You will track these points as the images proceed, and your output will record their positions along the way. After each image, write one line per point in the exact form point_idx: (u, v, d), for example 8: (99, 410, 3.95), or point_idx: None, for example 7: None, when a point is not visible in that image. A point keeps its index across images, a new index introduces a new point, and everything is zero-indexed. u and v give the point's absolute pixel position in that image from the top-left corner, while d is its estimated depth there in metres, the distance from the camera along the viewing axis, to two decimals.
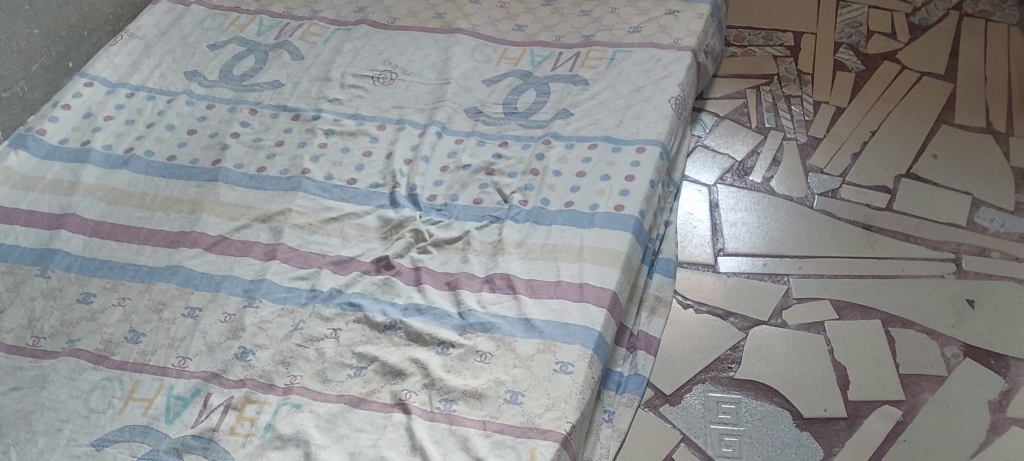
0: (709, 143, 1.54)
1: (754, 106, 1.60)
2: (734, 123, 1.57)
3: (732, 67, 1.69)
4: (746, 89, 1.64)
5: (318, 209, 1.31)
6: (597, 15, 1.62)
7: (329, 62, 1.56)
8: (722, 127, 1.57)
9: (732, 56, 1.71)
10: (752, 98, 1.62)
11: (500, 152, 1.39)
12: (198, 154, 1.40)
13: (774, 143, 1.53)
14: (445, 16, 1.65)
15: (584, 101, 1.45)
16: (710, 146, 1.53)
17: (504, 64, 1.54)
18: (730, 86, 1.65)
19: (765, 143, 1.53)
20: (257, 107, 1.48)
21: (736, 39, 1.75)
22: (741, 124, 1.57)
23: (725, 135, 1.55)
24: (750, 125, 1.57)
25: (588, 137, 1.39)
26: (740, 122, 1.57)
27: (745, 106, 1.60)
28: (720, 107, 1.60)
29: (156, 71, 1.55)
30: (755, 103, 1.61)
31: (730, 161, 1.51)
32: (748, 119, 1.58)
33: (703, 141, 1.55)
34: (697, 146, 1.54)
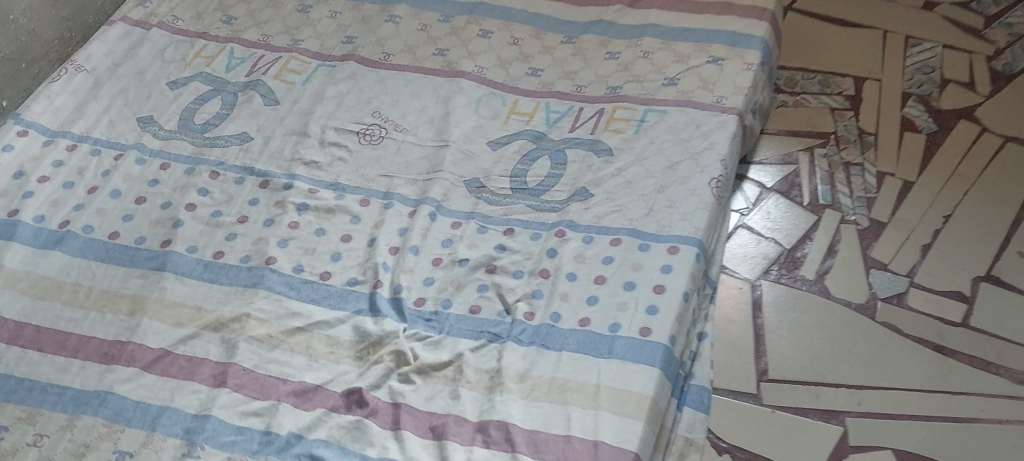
0: (751, 223, 1.32)
1: (807, 176, 1.37)
2: (781, 198, 1.35)
3: (782, 121, 1.45)
4: (798, 152, 1.41)
5: (282, 315, 1.10)
6: (625, 60, 1.38)
7: (307, 111, 1.33)
8: (768, 201, 1.34)
9: (783, 106, 1.47)
10: (805, 166, 1.38)
11: (504, 242, 1.17)
12: (145, 232, 1.19)
13: (827, 227, 1.30)
14: (447, 54, 1.41)
15: (607, 179, 1.23)
16: (755, 229, 1.31)
17: (513, 120, 1.31)
18: (777, 147, 1.42)
19: (820, 226, 1.31)
20: (219, 169, 1.26)
21: (787, 84, 1.51)
22: (792, 200, 1.34)
23: (771, 213, 1.33)
24: (801, 201, 1.35)
25: (611, 229, 1.16)
26: (790, 197, 1.35)
27: (796, 175, 1.37)
28: (767, 175, 1.38)
29: (104, 117, 1.32)
30: (808, 171, 1.38)
31: (778, 249, 1.28)
32: (799, 195, 1.35)
33: (744, 220, 1.33)
34: (739, 226, 1.32)
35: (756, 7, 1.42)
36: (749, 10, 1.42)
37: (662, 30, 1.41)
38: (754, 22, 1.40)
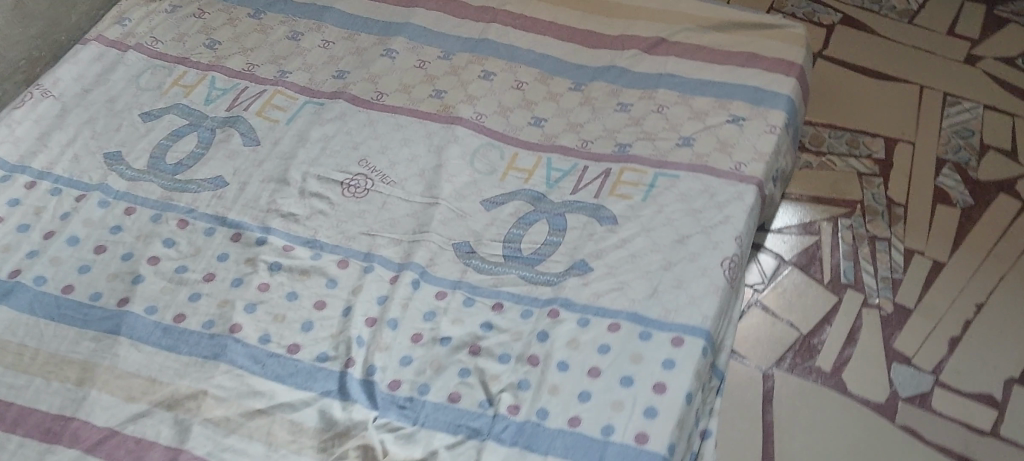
0: (766, 301, 1.21)
1: (828, 251, 1.26)
2: (798, 274, 1.24)
3: (804, 184, 1.35)
4: (821, 221, 1.30)
5: (243, 393, 1.00)
6: (636, 113, 1.27)
7: (289, 154, 1.23)
8: (785, 277, 1.24)
9: (806, 168, 1.37)
10: (827, 237, 1.28)
11: (492, 320, 1.06)
12: (102, 287, 1.10)
13: (847, 311, 1.20)
14: (445, 96, 1.30)
15: (609, 250, 1.11)
16: (770, 308, 1.20)
17: (510, 177, 1.20)
18: (797, 214, 1.31)
19: (841, 310, 1.20)
20: (188, 217, 1.16)
21: (813, 143, 1.41)
22: (810, 277, 1.23)
23: (787, 291, 1.22)
24: (821, 279, 1.24)
25: (610, 311, 1.05)
26: (809, 274, 1.24)
27: (817, 248, 1.27)
28: (786, 246, 1.27)
29: (69, 150, 1.22)
30: (831, 244, 1.27)
31: (794, 335, 1.18)
32: (819, 272, 1.24)
33: (759, 296, 1.22)
34: (753, 303, 1.21)
35: (783, 61, 1.31)
36: (775, 64, 1.31)
37: (678, 82, 1.30)
38: (780, 78, 1.29)
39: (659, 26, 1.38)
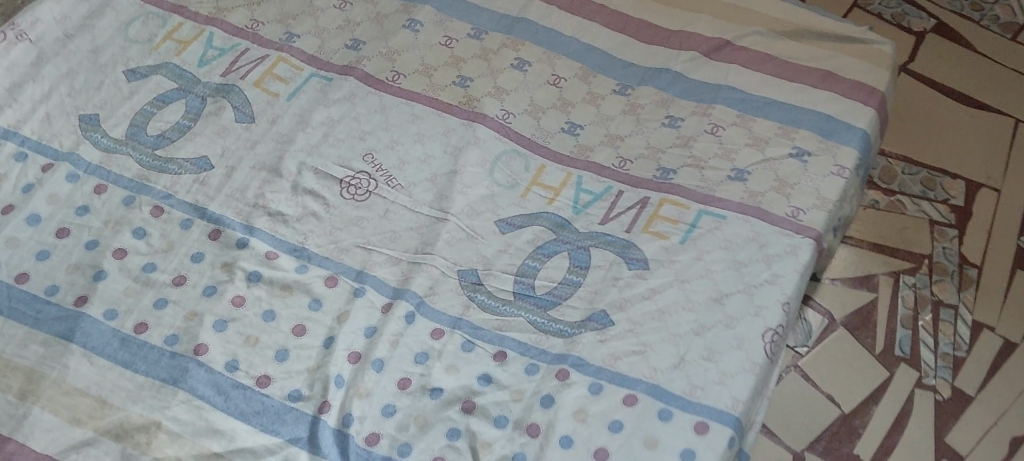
0: (807, 367, 1.16)
1: (884, 313, 1.21)
2: (848, 338, 1.19)
3: (870, 227, 1.29)
4: (881, 276, 1.24)
5: (201, 430, 0.89)
6: (687, 131, 1.10)
7: (286, 138, 1.08)
8: (832, 343, 1.18)
9: (873, 206, 1.31)
10: (885, 296, 1.22)
11: (492, 372, 0.93)
12: (60, 280, 0.97)
13: (898, 389, 1.14)
14: (470, 85, 1.14)
15: (635, 301, 0.97)
16: (810, 376, 1.15)
17: (533, 194, 1.05)
18: (855, 268, 1.25)
19: (890, 390, 1.14)
20: (165, 204, 1.03)
21: (884, 178, 1.35)
22: (861, 344, 1.18)
23: (833, 360, 1.17)
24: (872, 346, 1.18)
25: (627, 379, 0.92)
26: (860, 339, 1.18)
27: (871, 309, 1.21)
28: (839, 305, 1.21)
29: (41, 108, 1.08)
30: (889, 307, 1.22)
31: (835, 412, 1.13)
32: (871, 339, 1.19)
33: (800, 360, 1.17)
34: (792, 367, 1.16)
35: (864, 85, 1.13)
36: (853, 89, 1.13)
37: (739, 98, 1.13)
38: (858, 106, 1.11)
39: (726, 24, 1.20)
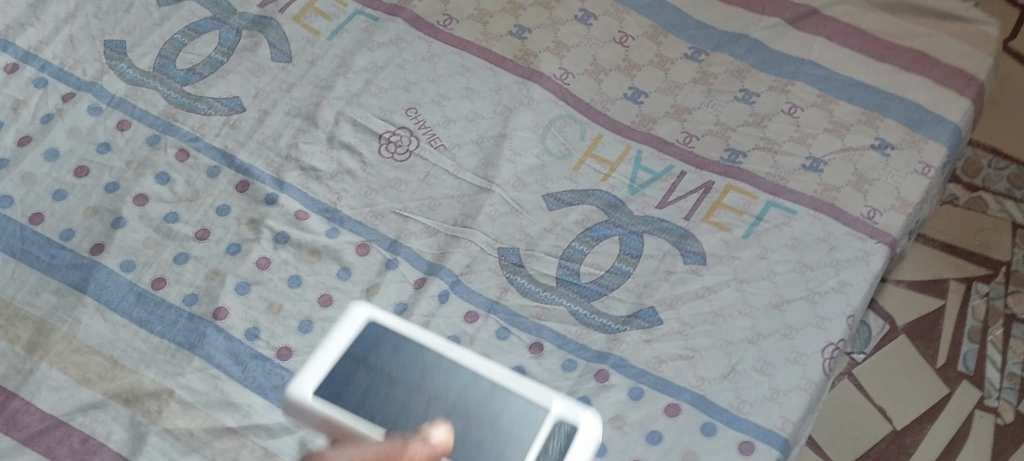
0: (861, 373, 1.12)
1: (950, 322, 1.16)
2: (909, 347, 1.14)
3: (945, 226, 1.24)
4: (953, 280, 1.19)
5: (216, 402, 0.83)
6: (762, 108, 1.01)
7: (325, 85, 1.02)
8: (891, 351, 1.14)
9: (951, 203, 1.26)
10: (953, 304, 1.17)
11: (526, 364, 0.86)
12: (76, 224, 0.91)
13: (957, 408, 1.10)
14: (528, 36, 1.07)
15: (686, 300, 0.89)
16: (864, 384, 1.11)
17: (585, 167, 0.97)
18: (924, 272, 1.20)
19: (947, 408, 1.10)
20: (191, 147, 0.96)
21: (968, 172, 1.28)
22: (922, 355, 1.13)
23: (891, 371, 1.12)
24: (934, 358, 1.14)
25: (672, 387, 0.85)
26: (921, 349, 1.14)
27: (937, 317, 1.17)
28: (903, 310, 1.17)
29: (65, 30, 1.03)
30: (958, 315, 1.17)
31: (887, 428, 1.08)
32: (933, 350, 1.14)
33: (855, 366, 1.13)
34: (846, 372, 1.13)
35: (962, 72, 1.02)
36: (950, 74, 1.02)
37: (823, 75, 1.03)
38: (953, 95, 1.00)
39: None
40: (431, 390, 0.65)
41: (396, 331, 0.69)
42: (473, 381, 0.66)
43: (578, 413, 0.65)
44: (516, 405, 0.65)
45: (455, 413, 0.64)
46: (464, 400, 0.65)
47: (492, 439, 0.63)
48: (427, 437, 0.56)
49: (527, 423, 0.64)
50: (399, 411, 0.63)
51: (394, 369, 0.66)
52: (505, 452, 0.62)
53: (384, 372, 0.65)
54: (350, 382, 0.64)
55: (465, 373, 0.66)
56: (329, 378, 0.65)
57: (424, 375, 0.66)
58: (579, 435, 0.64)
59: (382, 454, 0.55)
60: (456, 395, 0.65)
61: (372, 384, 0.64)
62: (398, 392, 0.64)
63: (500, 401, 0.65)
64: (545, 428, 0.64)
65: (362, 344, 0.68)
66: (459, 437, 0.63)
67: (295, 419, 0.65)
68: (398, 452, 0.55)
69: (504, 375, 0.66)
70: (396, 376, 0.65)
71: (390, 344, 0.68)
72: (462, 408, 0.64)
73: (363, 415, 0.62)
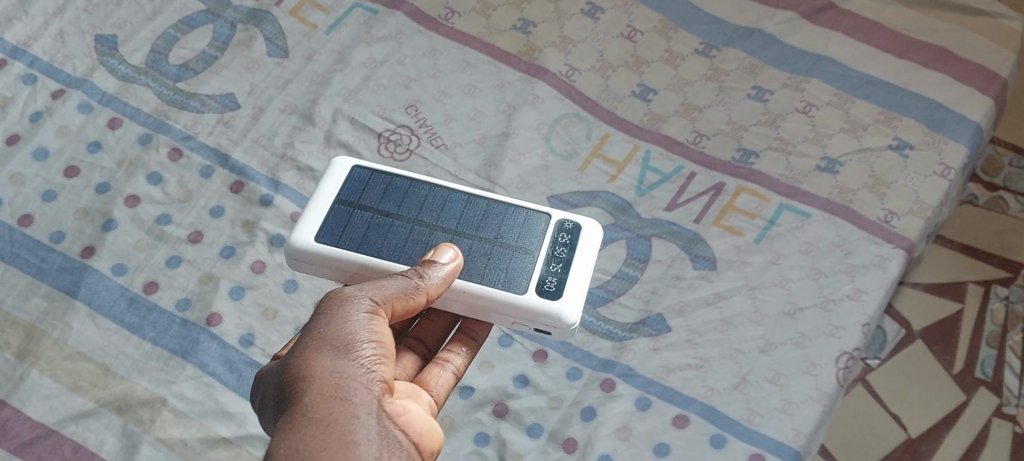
0: (875, 380, 1.10)
1: (969, 326, 1.13)
2: (925, 353, 1.12)
3: (964, 226, 1.22)
4: (971, 283, 1.17)
5: (209, 412, 0.80)
6: (775, 107, 0.98)
7: (322, 81, 0.99)
8: (906, 357, 1.11)
9: (970, 202, 1.23)
10: (971, 308, 1.15)
11: (529, 373, 0.84)
12: (66, 226, 0.88)
13: (974, 416, 1.07)
14: (532, 31, 1.04)
15: (695, 307, 0.86)
16: (877, 391, 1.09)
17: (591, 167, 0.94)
18: (941, 274, 1.18)
19: (964, 416, 1.07)
20: (184, 146, 0.94)
21: (988, 171, 1.25)
22: (939, 361, 1.11)
23: (906, 378, 1.10)
24: (952, 365, 1.11)
25: (681, 397, 0.82)
26: (938, 354, 1.11)
27: (955, 321, 1.14)
28: (919, 314, 1.15)
29: (54, 26, 1.01)
30: (976, 318, 1.14)
31: (901, 438, 1.06)
32: (950, 356, 1.11)
33: (869, 373, 1.11)
34: (860, 378, 1.10)
35: (983, 69, 0.99)
36: (972, 72, 0.99)
37: (839, 73, 1.00)
38: (974, 93, 0.97)
39: None
40: (428, 220, 0.75)
41: (382, 175, 0.78)
42: (470, 201, 0.76)
43: (575, 218, 0.76)
44: (515, 220, 0.76)
45: (462, 234, 0.74)
46: (465, 221, 0.75)
47: (501, 249, 0.73)
48: (435, 262, 0.66)
49: (529, 233, 0.75)
50: (405, 240, 0.73)
51: (392, 206, 0.75)
52: (514, 259, 0.73)
53: (382, 210, 0.75)
54: (351, 223, 0.74)
55: (463, 199, 0.77)
56: (329, 221, 0.73)
57: (423, 209, 0.75)
58: (581, 233, 0.75)
59: (403, 288, 0.63)
60: (457, 220, 0.75)
61: (375, 220, 0.74)
62: (401, 225, 0.74)
63: (499, 218, 0.76)
64: (548, 232, 0.75)
65: (354, 187, 0.76)
66: (468, 253, 0.72)
67: (303, 268, 0.73)
68: (416, 284, 0.64)
69: (494, 201, 0.77)
70: (394, 213, 0.75)
71: (379, 184, 0.77)
72: (463, 226, 0.74)
73: (370, 251, 0.72)
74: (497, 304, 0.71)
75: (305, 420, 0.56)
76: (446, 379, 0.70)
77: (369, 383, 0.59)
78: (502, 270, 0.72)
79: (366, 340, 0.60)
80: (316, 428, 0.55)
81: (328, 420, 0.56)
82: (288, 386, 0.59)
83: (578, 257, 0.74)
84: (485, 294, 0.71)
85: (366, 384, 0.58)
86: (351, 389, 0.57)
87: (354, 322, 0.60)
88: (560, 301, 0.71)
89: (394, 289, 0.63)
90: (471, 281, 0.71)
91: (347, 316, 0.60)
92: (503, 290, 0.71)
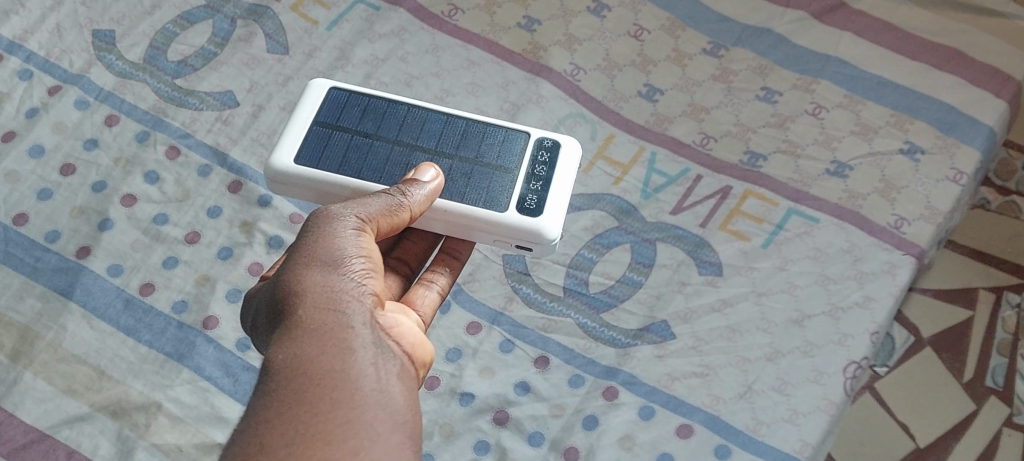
0: (883, 388, 1.09)
1: (979, 333, 1.12)
2: (934, 361, 1.10)
3: (974, 230, 1.20)
4: (982, 289, 1.15)
5: (205, 417, 0.78)
6: (785, 108, 0.96)
7: (323, 78, 0.97)
8: (914, 364, 1.10)
9: (981, 205, 1.22)
10: (982, 314, 1.13)
11: (531, 380, 0.82)
12: (62, 225, 0.87)
13: (984, 426, 1.06)
14: (538, 28, 1.02)
15: (700, 314, 0.84)
16: (885, 399, 1.08)
17: (596, 169, 0.93)
18: (951, 279, 1.16)
19: (974, 426, 1.06)
20: (182, 144, 0.92)
21: (1000, 175, 1.22)
22: (948, 370, 1.09)
23: (915, 387, 1.09)
24: (961, 373, 1.09)
25: (685, 407, 0.80)
26: (947, 361, 1.10)
27: (965, 328, 1.12)
28: (928, 319, 1.13)
29: (50, 19, 0.99)
30: (986, 325, 1.12)
31: (910, 448, 1.05)
32: (960, 363, 1.10)
33: (877, 381, 1.09)
34: (868, 386, 1.09)
35: (998, 71, 0.96)
36: (986, 74, 0.96)
37: (850, 74, 0.98)
38: (988, 96, 0.95)
39: None
40: (408, 141, 0.74)
41: (360, 97, 0.76)
42: (448, 121, 0.76)
43: (554, 136, 0.76)
44: (494, 139, 0.75)
45: (442, 155, 0.73)
46: (445, 140, 0.74)
47: (482, 169, 0.73)
48: (416, 182, 0.67)
49: (509, 151, 0.74)
50: (385, 160, 0.72)
51: (371, 127, 0.74)
52: (496, 179, 0.72)
53: (361, 131, 0.74)
54: (330, 143, 0.73)
55: (442, 119, 0.76)
56: (308, 143, 0.72)
57: (402, 129, 0.75)
58: (560, 151, 0.75)
59: (386, 206, 0.64)
60: (436, 140, 0.74)
61: (354, 141, 0.73)
62: (380, 145, 0.73)
63: (479, 138, 0.75)
64: (527, 151, 0.75)
65: (333, 108, 0.75)
66: (450, 172, 0.72)
67: (284, 189, 0.73)
68: (400, 202, 0.64)
69: (473, 122, 0.76)
70: (373, 134, 0.74)
71: (358, 106, 0.76)
72: (442, 147, 0.74)
73: (351, 172, 0.71)
74: (479, 222, 0.71)
75: (301, 330, 0.56)
76: (430, 301, 0.71)
77: (360, 295, 0.59)
78: (483, 188, 0.72)
79: (356, 255, 0.60)
80: (314, 335, 0.56)
81: (325, 329, 0.56)
82: (281, 300, 0.59)
83: (557, 174, 0.73)
84: (468, 213, 0.70)
85: (359, 296, 0.59)
86: (344, 300, 0.58)
87: (342, 238, 0.61)
88: (541, 216, 0.71)
89: (377, 207, 0.63)
90: (453, 201, 0.70)
91: (334, 233, 0.61)
92: (484, 208, 0.71)
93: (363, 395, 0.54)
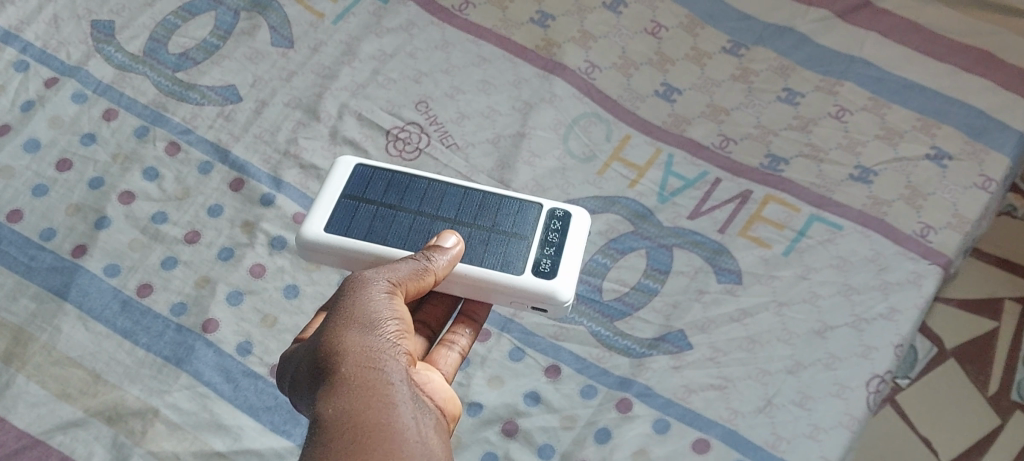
0: (904, 401, 1.05)
1: (1005, 345, 1.09)
2: (958, 373, 1.07)
3: (996, 238, 1.17)
4: (1006, 299, 1.12)
5: (203, 425, 0.75)
6: (807, 110, 0.93)
7: (328, 74, 0.94)
8: (937, 377, 1.07)
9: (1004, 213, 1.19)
10: (1008, 326, 1.10)
11: (542, 390, 0.79)
12: (57, 223, 0.84)
13: (1010, 441, 1.02)
14: (551, 24, 0.99)
15: (718, 324, 0.81)
16: (907, 413, 1.05)
17: (611, 171, 0.89)
18: (972, 289, 1.13)
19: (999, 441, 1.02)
20: (182, 140, 0.89)
21: None
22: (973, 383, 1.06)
23: (938, 400, 1.05)
24: (986, 386, 1.06)
25: (703, 420, 0.77)
26: (972, 374, 1.07)
27: (990, 339, 1.09)
28: (952, 330, 1.10)
29: (48, 10, 0.96)
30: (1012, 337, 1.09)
31: None
32: (985, 376, 1.07)
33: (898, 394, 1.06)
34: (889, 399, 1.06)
35: None
36: (1015, 76, 0.93)
37: (874, 76, 0.94)
38: (1018, 100, 0.91)
39: None
40: (430, 211, 0.70)
41: (384, 168, 0.73)
42: (467, 192, 0.72)
43: (566, 206, 0.72)
44: (510, 210, 0.71)
45: (461, 224, 0.69)
46: (464, 210, 0.70)
47: (498, 236, 0.69)
48: (438, 248, 0.64)
49: (524, 220, 0.71)
50: (408, 230, 0.69)
51: (394, 199, 0.71)
52: (512, 246, 0.69)
53: (385, 203, 0.70)
54: (356, 216, 0.69)
55: (460, 190, 0.72)
56: (335, 216, 0.69)
57: (424, 201, 0.71)
58: (573, 221, 0.71)
59: (414, 270, 0.61)
60: (456, 210, 0.70)
61: (378, 213, 0.69)
62: (403, 217, 0.69)
63: (497, 208, 0.71)
64: (541, 220, 0.71)
65: (358, 182, 0.71)
66: (467, 240, 0.68)
67: (312, 259, 0.69)
68: (427, 266, 0.61)
69: (491, 191, 0.72)
70: (396, 205, 0.70)
71: (382, 179, 0.72)
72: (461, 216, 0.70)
73: (376, 241, 0.68)
74: (495, 285, 0.67)
75: (344, 385, 0.53)
76: (453, 359, 0.67)
77: (397, 355, 0.57)
78: (499, 254, 0.68)
79: (391, 317, 0.58)
80: (358, 392, 0.53)
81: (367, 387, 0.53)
82: (318, 362, 0.56)
83: (571, 243, 0.70)
84: (484, 276, 0.66)
85: (395, 356, 0.56)
86: (383, 359, 0.55)
87: (377, 300, 0.58)
88: (555, 280, 0.67)
89: (407, 271, 0.60)
90: (471, 264, 0.67)
91: (368, 296, 0.58)
92: (501, 272, 0.67)
93: (413, 449, 0.51)
